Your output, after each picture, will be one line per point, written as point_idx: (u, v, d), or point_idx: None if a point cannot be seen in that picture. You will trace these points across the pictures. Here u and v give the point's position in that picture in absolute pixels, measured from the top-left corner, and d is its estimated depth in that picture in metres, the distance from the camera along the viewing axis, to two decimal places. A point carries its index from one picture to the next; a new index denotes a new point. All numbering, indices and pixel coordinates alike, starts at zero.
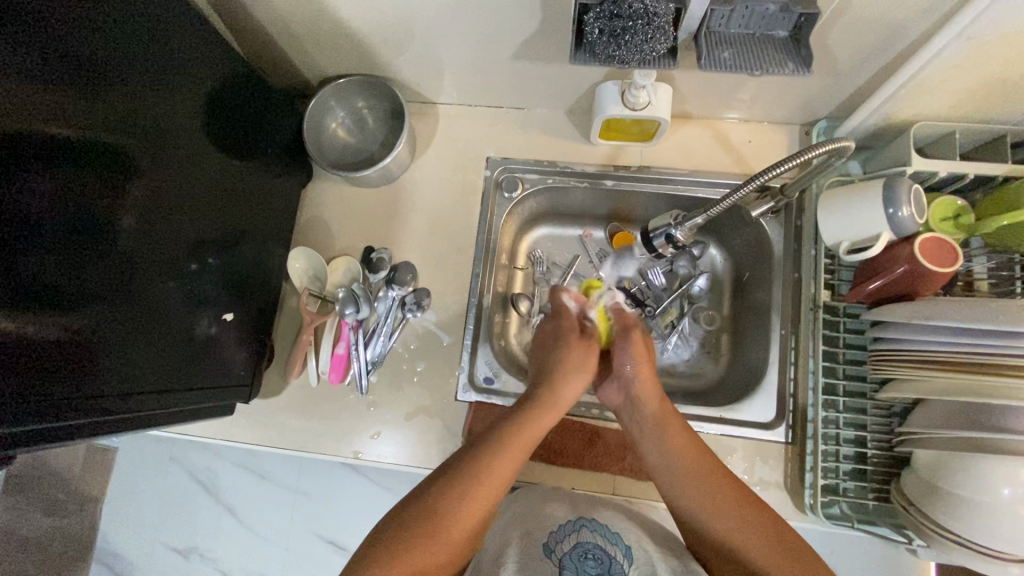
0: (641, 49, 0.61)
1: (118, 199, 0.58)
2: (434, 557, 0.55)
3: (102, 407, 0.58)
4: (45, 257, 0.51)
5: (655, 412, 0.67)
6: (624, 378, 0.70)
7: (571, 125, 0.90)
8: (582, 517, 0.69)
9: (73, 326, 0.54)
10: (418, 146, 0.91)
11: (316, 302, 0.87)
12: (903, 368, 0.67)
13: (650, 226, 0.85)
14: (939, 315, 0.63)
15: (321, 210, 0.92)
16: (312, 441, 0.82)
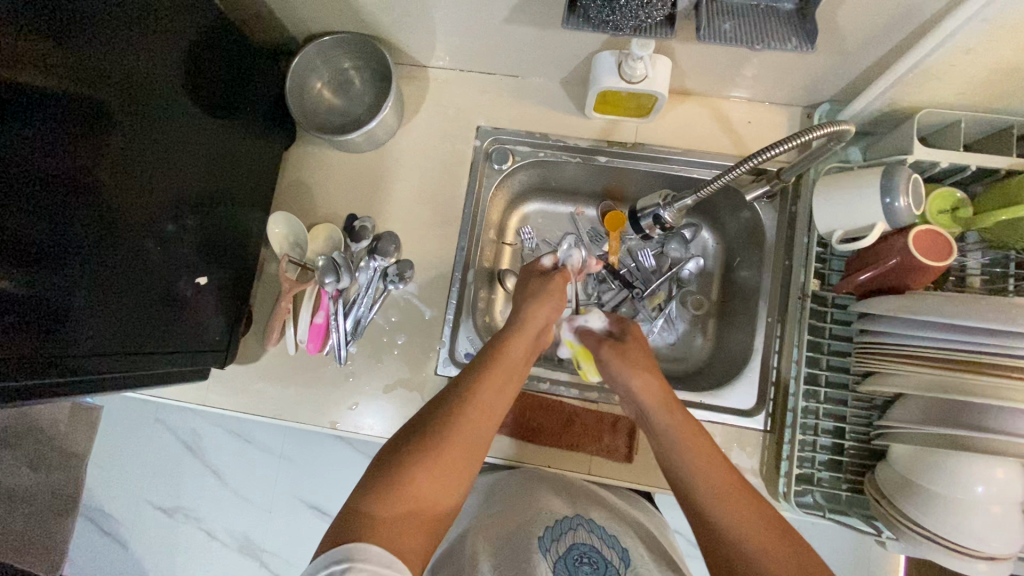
0: (636, 13, 0.57)
1: (93, 154, 0.56)
2: (422, 491, 0.53)
3: (68, 366, 0.56)
4: (10, 206, 0.49)
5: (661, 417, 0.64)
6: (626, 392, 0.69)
7: (566, 96, 0.86)
8: (578, 516, 0.70)
9: (35, 280, 0.52)
10: (406, 110, 0.87)
11: (296, 269, 0.84)
12: (889, 361, 0.66)
13: (638, 206, 0.83)
14: (931, 311, 0.62)
15: (301, 174, 0.88)
16: (290, 409, 0.81)
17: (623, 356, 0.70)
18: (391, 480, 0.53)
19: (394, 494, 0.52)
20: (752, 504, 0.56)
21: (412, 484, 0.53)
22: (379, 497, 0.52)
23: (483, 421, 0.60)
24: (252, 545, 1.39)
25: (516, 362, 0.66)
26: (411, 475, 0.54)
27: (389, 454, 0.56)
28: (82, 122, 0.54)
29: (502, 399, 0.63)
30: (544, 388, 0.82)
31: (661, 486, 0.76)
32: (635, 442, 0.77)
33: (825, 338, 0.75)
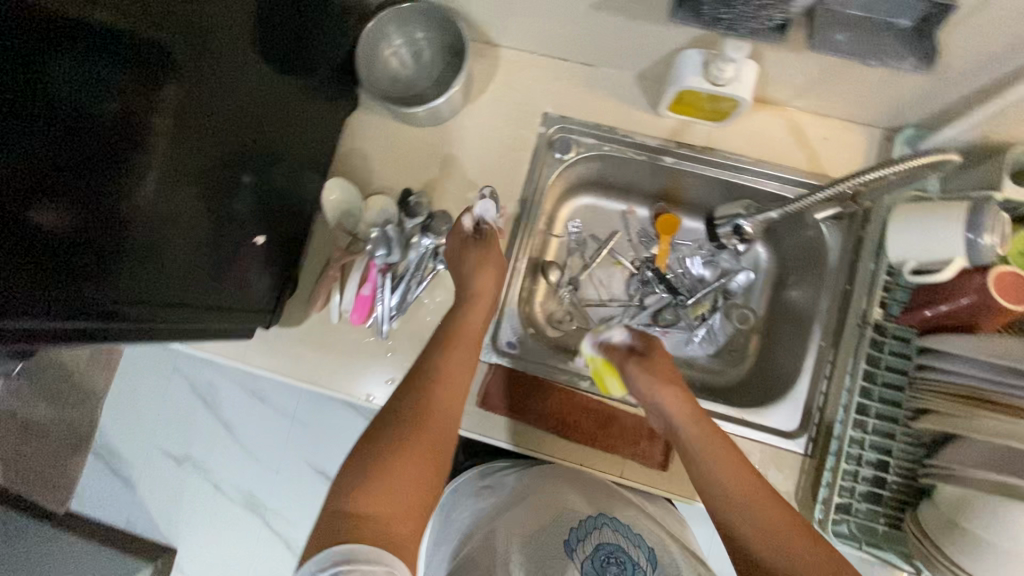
0: (755, 14, 0.55)
1: (152, 98, 0.55)
2: (405, 487, 0.59)
3: (126, 314, 0.56)
4: (71, 146, 0.48)
5: (693, 432, 0.66)
6: (656, 409, 0.69)
7: (638, 91, 0.83)
8: (602, 515, 0.74)
9: (97, 225, 0.51)
10: (473, 88, 0.85)
11: (348, 239, 0.83)
12: (950, 405, 0.65)
13: (717, 215, 0.86)
14: (1009, 357, 0.60)
15: (360, 142, 0.86)
16: (326, 377, 0.81)
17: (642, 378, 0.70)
18: (372, 471, 0.59)
19: (379, 485, 0.58)
20: (763, 515, 0.59)
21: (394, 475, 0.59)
22: (366, 493, 0.57)
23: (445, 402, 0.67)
24: (256, 503, 1.40)
25: (466, 342, 0.72)
26: (390, 466, 0.60)
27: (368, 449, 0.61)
28: (141, 65, 0.53)
29: (462, 378, 0.70)
30: (585, 386, 0.82)
31: (693, 496, 0.76)
32: (672, 450, 0.77)
33: (880, 369, 0.73)
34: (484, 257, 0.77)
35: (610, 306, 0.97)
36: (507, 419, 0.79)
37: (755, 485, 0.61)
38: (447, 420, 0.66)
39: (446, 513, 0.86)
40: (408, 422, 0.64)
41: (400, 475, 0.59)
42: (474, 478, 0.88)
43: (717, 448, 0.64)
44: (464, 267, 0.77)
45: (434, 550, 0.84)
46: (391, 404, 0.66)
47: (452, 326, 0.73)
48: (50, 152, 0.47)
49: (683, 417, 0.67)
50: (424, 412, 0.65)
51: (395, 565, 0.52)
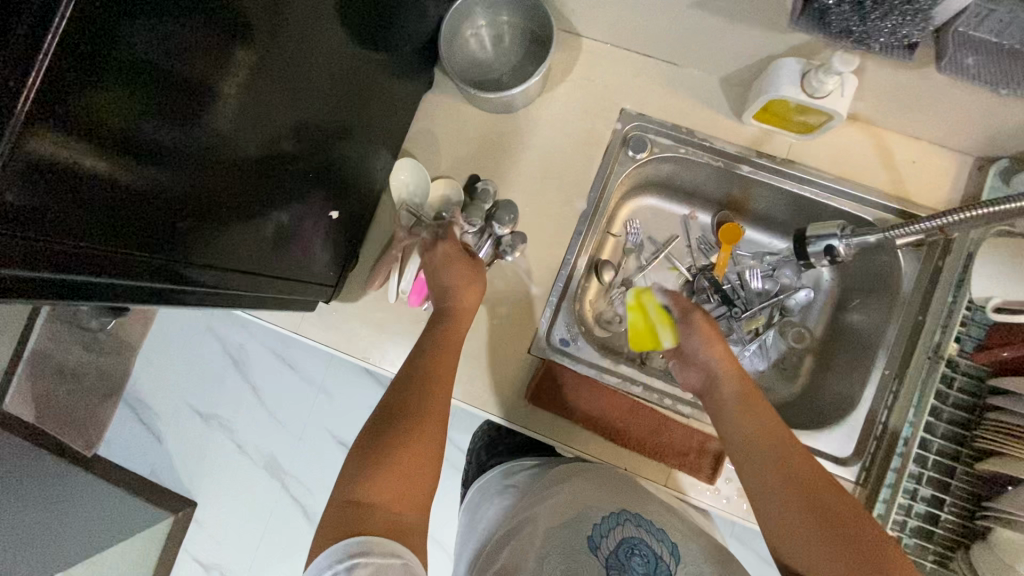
0: (891, 31, 0.54)
1: (236, 59, 0.50)
2: (405, 479, 0.60)
3: (194, 281, 0.55)
4: (161, 111, 0.45)
5: (737, 389, 0.70)
6: (701, 361, 0.73)
7: (722, 95, 0.80)
8: (626, 511, 0.69)
9: (179, 194, 0.49)
10: (552, 77, 0.83)
11: (413, 221, 0.81)
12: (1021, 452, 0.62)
13: (807, 232, 0.80)
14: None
15: (432, 123, 0.85)
16: (378, 355, 0.81)
17: (709, 331, 0.74)
18: (374, 465, 0.59)
19: (382, 479, 0.58)
20: (823, 521, 0.58)
21: (395, 469, 0.59)
22: (371, 485, 0.58)
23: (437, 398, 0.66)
24: (277, 466, 1.42)
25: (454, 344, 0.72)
26: (391, 460, 0.60)
27: (369, 445, 0.62)
28: (239, 34, 0.50)
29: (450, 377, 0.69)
30: (637, 391, 0.82)
31: (736, 510, 0.77)
32: (720, 465, 0.76)
33: (947, 406, 0.70)
34: (465, 270, 0.75)
35: None
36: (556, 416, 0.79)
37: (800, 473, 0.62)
38: (441, 413, 0.66)
39: (477, 505, 0.86)
40: (405, 419, 0.64)
41: (400, 469, 0.60)
42: (506, 470, 0.88)
43: (758, 426, 0.66)
44: (447, 281, 0.74)
45: (463, 543, 0.84)
46: (388, 401, 0.66)
47: (441, 337, 0.72)
48: (147, 116, 0.43)
49: (729, 376, 0.71)
50: (420, 409, 0.65)
51: (405, 555, 0.53)
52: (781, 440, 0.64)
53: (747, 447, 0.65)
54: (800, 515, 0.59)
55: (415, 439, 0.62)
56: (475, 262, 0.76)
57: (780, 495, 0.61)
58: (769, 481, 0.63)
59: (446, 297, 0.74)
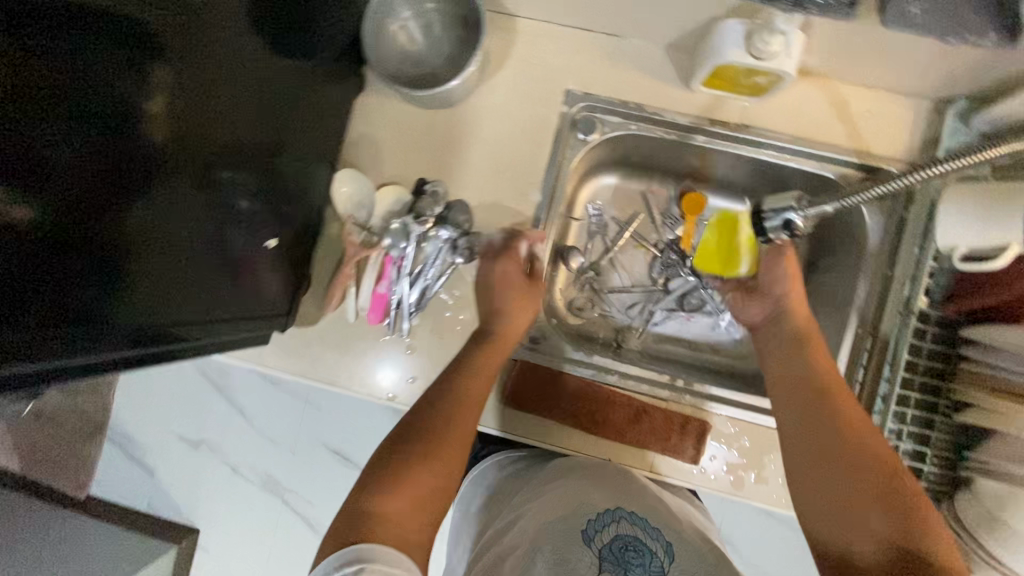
0: None
1: (150, 92, 0.47)
2: (426, 482, 0.61)
3: (129, 339, 0.52)
4: (67, 155, 0.41)
5: (798, 331, 0.75)
6: (773, 297, 0.79)
7: (669, 63, 0.76)
8: (621, 507, 0.67)
9: (102, 246, 0.46)
10: (489, 63, 0.78)
11: (359, 233, 0.76)
12: (995, 402, 0.61)
13: (763, 205, 0.74)
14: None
15: (368, 125, 0.79)
16: (345, 377, 0.78)
17: (789, 267, 0.78)
18: (399, 468, 0.61)
19: (403, 483, 0.60)
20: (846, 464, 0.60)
21: (419, 472, 0.61)
22: (389, 492, 0.59)
23: (468, 409, 0.67)
24: (276, 484, 1.40)
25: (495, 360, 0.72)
26: (416, 465, 0.61)
27: (394, 450, 0.63)
28: (147, 57, 0.46)
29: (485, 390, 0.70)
30: (612, 380, 0.80)
31: (724, 488, 0.75)
32: (703, 443, 0.76)
33: (921, 359, 0.70)
34: (519, 292, 0.77)
35: (634, 292, 0.94)
36: (532, 415, 0.78)
37: (836, 414, 0.64)
38: (469, 426, 0.67)
39: (465, 511, 0.85)
40: (435, 427, 0.65)
41: (422, 473, 0.61)
42: (492, 471, 0.87)
43: (816, 365, 0.70)
44: (503, 302, 0.76)
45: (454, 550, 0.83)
46: (416, 408, 0.68)
47: (481, 352, 0.72)
48: (48, 161, 0.40)
49: (797, 314, 0.77)
50: (450, 416, 0.66)
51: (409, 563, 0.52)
52: (827, 381, 0.68)
53: (788, 383, 0.70)
54: (816, 455, 0.63)
55: (443, 449, 0.64)
56: (533, 283, 0.79)
57: (811, 427, 0.65)
58: (800, 421, 0.66)
59: (497, 317, 0.75)
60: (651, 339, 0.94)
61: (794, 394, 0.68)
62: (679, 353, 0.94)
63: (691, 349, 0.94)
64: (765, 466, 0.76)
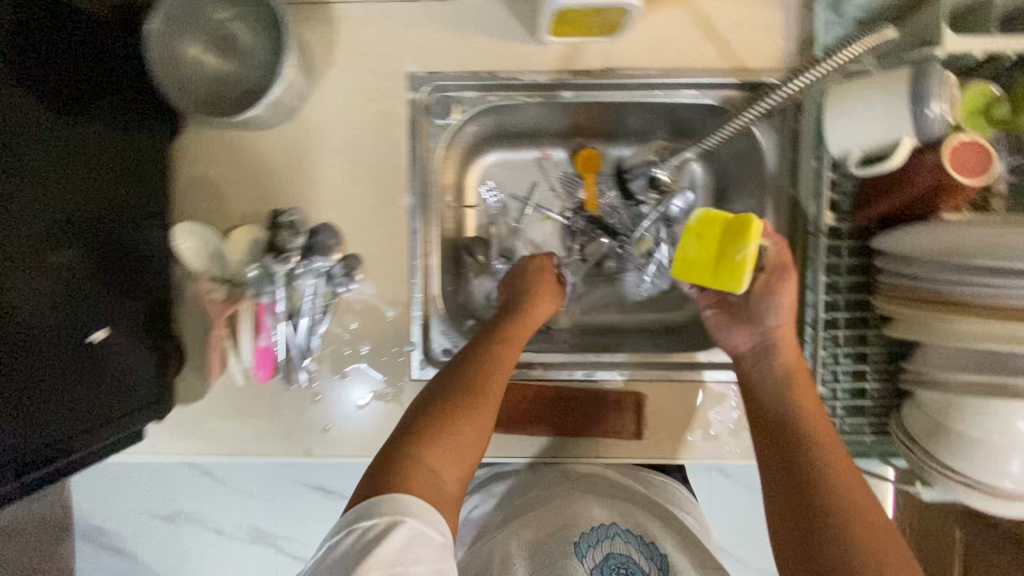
0: None
1: None
2: (461, 439, 0.57)
3: None
4: None
5: (789, 355, 0.62)
6: (765, 327, 0.64)
7: (511, 18, 0.67)
8: (615, 524, 0.64)
9: None
10: (314, 63, 0.68)
11: (222, 287, 0.69)
12: (916, 313, 0.55)
13: (629, 163, 0.80)
14: (987, 255, 0.50)
15: (202, 167, 0.69)
16: (254, 444, 0.71)
17: (789, 295, 0.64)
18: (439, 424, 0.57)
19: (440, 439, 0.56)
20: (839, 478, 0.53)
21: (454, 431, 0.57)
22: (423, 446, 0.55)
23: (501, 374, 0.64)
24: None
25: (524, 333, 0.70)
26: (450, 425, 0.57)
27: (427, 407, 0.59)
28: None
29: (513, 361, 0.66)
30: (538, 373, 0.75)
31: (674, 455, 0.72)
32: (643, 416, 0.72)
33: (842, 276, 0.66)
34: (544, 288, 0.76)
35: None
36: None
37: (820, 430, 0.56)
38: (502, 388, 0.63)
39: None
40: (470, 386, 0.61)
41: (465, 432, 0.58)
42: None
43: (807, 407, 0.58)
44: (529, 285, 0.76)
45: None
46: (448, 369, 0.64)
47: (509, 327, 0.70)
48: None
49: (787, 350, 0.63)
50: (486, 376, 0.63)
51: (443, 525, 0.51)
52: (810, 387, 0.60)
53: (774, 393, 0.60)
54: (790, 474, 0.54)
55: (480, 414, 0.59)
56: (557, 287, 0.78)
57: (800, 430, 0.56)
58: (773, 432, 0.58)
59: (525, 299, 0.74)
60: (580, 313, 0.88)
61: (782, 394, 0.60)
62: (612, 320, 0.88)
63: (621, 313, 0.89)
64: (710, 422, 0.72)
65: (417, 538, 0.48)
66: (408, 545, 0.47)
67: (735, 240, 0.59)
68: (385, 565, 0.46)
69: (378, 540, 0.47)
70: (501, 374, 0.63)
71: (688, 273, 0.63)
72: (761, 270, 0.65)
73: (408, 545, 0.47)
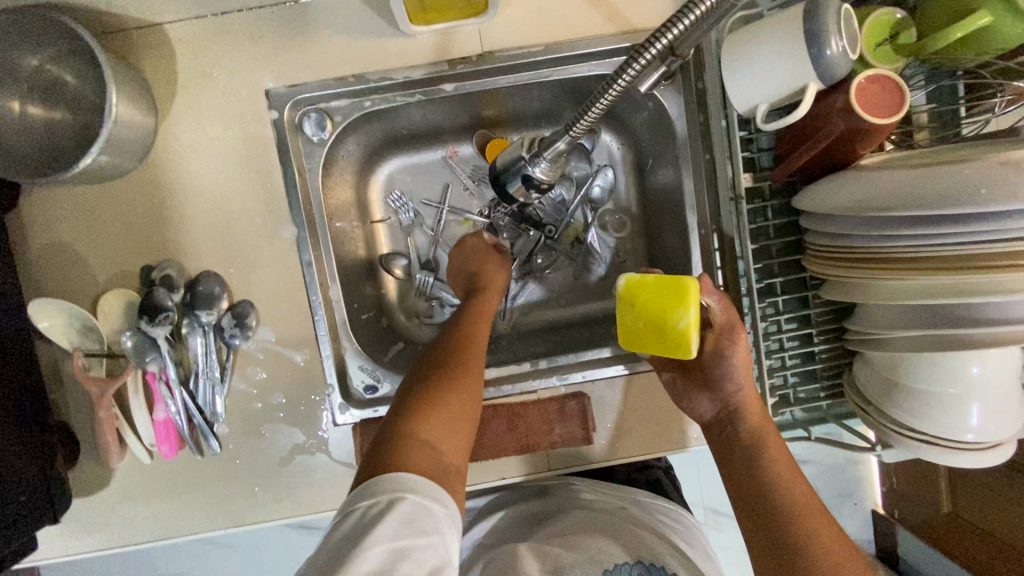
0: None
1: None
2: (451, 411, 0.52)
3: None
4: None
5: (753, 411, 0.57)
6: (723, 390, 0.58)
7: (369, 12, 0.60)
8: (639, 563, 0.56)
9: None
10: (156, 96, 0.60)
11: (101, 363, 0.62)
12: (848, 273, 0.50)
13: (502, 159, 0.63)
14: (908, 204, 0.45)
15: (55, 232, 0.62)
16: (176, 524, 0.64)
17: (743, 357, 0.57)
18: (424, 401, 0.52)
19: (430, 414, 0.51)
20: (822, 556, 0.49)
21: (443, 404, 0.52)
22: (415, 421, 0.50)
23: (473, 346, 0.60)
24: None
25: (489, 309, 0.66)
26: (437, 400, 0.52)
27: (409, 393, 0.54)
28: None
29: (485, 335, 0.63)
30: None
31: (631, 454, 0.67)
32: (591, 419, 0.67)
33: (770, 240, 0.62)
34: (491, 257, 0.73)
35: None
36: None
37: (796, 500, 0.52)
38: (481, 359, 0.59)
39: None
40: (447, 362, 0.57)
41: (451, 404, 0.52)
42: None
43: (783, 479, 0.53)
44: (472, 266, 0.72)
45: None
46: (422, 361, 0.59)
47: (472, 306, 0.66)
48: None
49: (753, 414, 0.57)
50: (462, 350, 0.59)
51: (449, 500, 0.45)
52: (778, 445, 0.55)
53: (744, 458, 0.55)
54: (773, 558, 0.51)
55: (465, 384, 0.55)
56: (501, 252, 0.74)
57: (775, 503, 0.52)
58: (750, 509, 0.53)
59: (480, 274, 0.71)
60: (519, 314, 0.81)
61: (751, 462, 0.55)
62: (552, 317, 0.82)
63: (562, 309, 0.82)
64: (663, 413, 0.67)
65: (421, 513, 0.43)
66: (411, 522, 0.42)
67: (675, 304, 0.52)
68: (387, 540, 0.40)
69: (379, 518, 0.41)
70: (476, 346, 0.60)
71: (639, 344, 0.54)
72: (709, 329, 0.59)
73: (411, 522, 0.42)
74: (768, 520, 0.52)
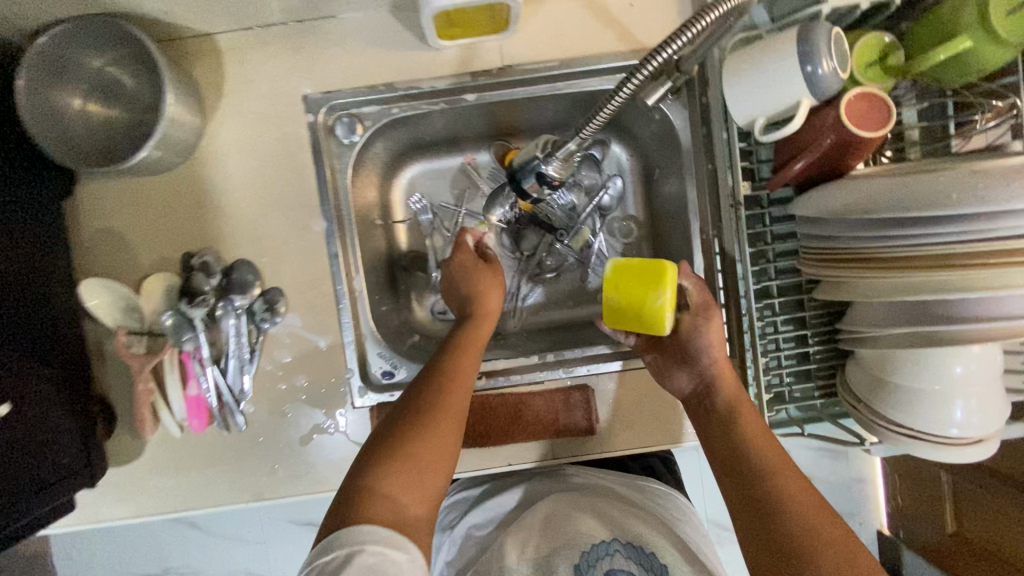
0: None
1: None
2: (422, 454, 0.53)
3: None
4: None
5: (729, 387, 0.60)
6: (699, 363, 0.62)
7: (401, 27, 0.66)
8: (616, 539, 0.59)
9: None
10: (205, 98, 0.66)
11: (141, 341, 0.67)
12: (837, 273, 0.54)
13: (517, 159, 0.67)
14: (891, 208, 0.49)
15: (106, 219, 0.67)
16: (202, 496, 0.68)
17: (716, 333, 0.63)
18: (394, 444, 0.53)
19: (399, 457, 0.52)
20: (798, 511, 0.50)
21: (413, 447, 0.53)
22: (379, 471, 0.51)
23: (458, 380, 0.59)
24: None
25: (478, 338, 0.65)
26: (407, 442, 0.53)
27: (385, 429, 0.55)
28: None
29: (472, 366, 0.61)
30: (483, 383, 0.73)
31: (632, 446, 0.71)
32: (594, 411, 0.70)
33: (767, 243, 0.66)
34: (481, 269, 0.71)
35: None
36: None
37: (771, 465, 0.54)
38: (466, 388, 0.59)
39: None
40: (425, 392, 0.57)
41: (422, 450, 0.53)
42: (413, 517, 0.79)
43: (758, 444, 0.55)
44: (465, 288, 0.69)
45: None
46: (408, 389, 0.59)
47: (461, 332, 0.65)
48: None
49: (728, 387, 0.60)
50: (442, 380, 0.58)
51: (412, 548, 0.47)
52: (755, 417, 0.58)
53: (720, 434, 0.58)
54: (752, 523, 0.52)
55: (438, 423, 0.55)
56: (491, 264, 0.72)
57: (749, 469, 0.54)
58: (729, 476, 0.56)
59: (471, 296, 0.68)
60: (528, 314, 0.86)
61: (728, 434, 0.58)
62: (561, 316, 0.86)
63: (569, 309, 0.87)
64: (664, 408, 0.71)
65: (382, 564, 0.45)
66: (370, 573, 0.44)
67: (653, 284, 0.58)
68: None
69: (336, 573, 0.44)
70: (459, 377, 0.59)
71: (621, 323, 0.61)
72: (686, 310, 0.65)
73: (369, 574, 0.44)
74: (746, 485, 0.54)
